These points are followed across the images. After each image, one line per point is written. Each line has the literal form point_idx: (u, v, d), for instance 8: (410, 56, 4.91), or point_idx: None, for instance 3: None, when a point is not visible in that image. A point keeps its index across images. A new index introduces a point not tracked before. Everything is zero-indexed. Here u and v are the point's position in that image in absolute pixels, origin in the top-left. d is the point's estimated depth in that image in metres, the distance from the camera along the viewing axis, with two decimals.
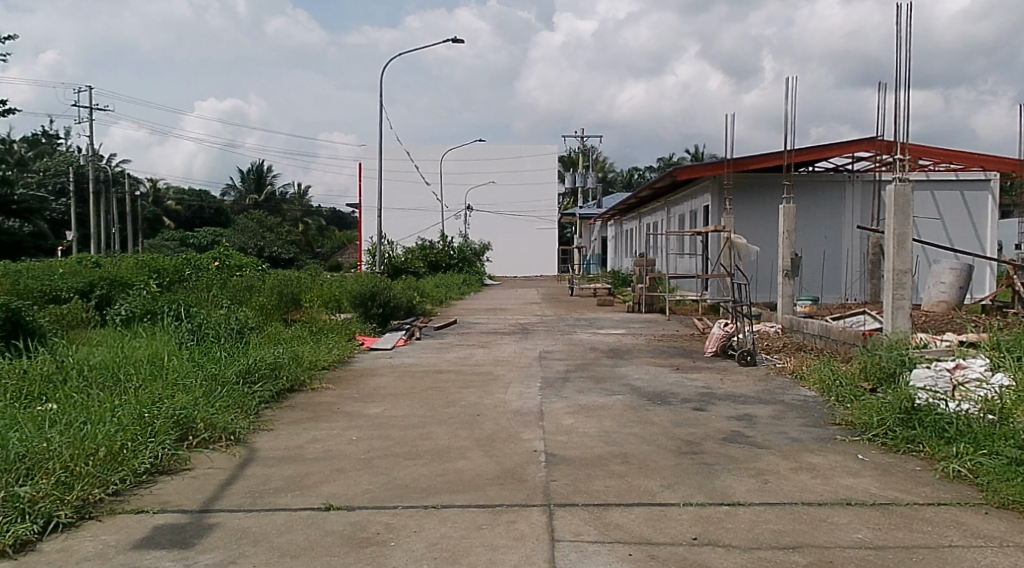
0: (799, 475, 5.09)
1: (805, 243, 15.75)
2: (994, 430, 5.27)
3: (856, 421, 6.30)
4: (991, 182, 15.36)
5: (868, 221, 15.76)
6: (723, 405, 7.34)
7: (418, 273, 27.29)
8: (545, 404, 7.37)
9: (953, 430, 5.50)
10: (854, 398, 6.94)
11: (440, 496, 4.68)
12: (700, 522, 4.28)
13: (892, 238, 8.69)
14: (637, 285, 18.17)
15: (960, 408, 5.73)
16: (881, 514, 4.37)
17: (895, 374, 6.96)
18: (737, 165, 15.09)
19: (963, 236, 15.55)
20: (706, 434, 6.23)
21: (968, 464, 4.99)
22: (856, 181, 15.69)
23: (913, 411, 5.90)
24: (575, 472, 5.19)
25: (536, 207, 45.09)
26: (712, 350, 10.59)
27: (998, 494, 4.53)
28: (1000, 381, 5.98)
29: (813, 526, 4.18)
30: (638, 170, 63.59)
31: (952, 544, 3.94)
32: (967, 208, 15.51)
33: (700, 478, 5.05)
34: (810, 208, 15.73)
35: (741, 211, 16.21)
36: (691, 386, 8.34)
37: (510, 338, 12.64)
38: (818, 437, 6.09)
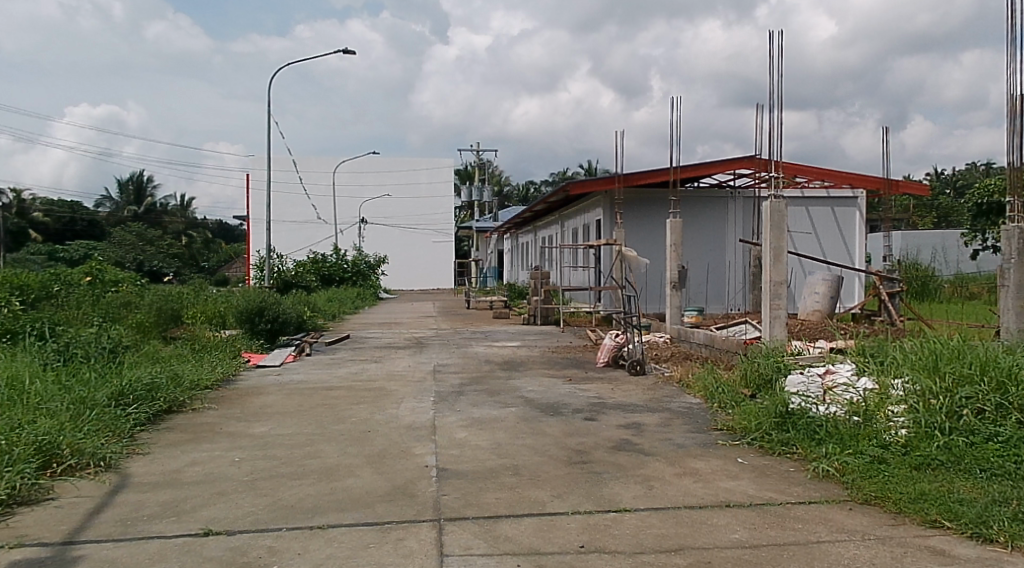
0: (682, 480, 5.25)
1: (690, 256, 16.31)
2: (859, 431, 5.65)
3: (736, 426, 6.56)
4: (858, 199, 16.36)
5: (749, 235, 16.50)
6: (613, 414, 7.50)
7: (309, 287, 26.84)
8: (438, 417, 7.35)
9: (823, 432, 5.84)
10: (735, 404, 7.24)
11: (328, 516, 4.59)
12: (588, 529, 4.36)
13: (768, 251, 9.11)
14: (532, 297, 18.33)
15: (829, 411, 6.07)
16: (757, 513, 4.57)
17: (772, 380, 7.29)
18: (627, 180, 15.49)
19: (834, 249, 16.47)
20: (596, 443, 6.34)
21: (835, 463, 5.29)
22: (737, 197, 16.40)
23: (786, 415, 6.19)
24: (466, 485, 5.18)
25: (433, 219, 44.93)
26: (605, 360, 10.84)
27: (862, 491, 4.81)
28: (866, 384, 6.34)
29: (693, 529, 4.32)
30: (534, 183, 64.26)
31: (820, 539, 4.15)
32: (837, 222, 16.44)
33: (589, 486, 5.15)
34: (695, 223, 16.32)
35: (631, 225, 16.65)
36: (583, 396, 8.48)
37: (403, 352, 12.54)
38: (701, 442, 6.30)
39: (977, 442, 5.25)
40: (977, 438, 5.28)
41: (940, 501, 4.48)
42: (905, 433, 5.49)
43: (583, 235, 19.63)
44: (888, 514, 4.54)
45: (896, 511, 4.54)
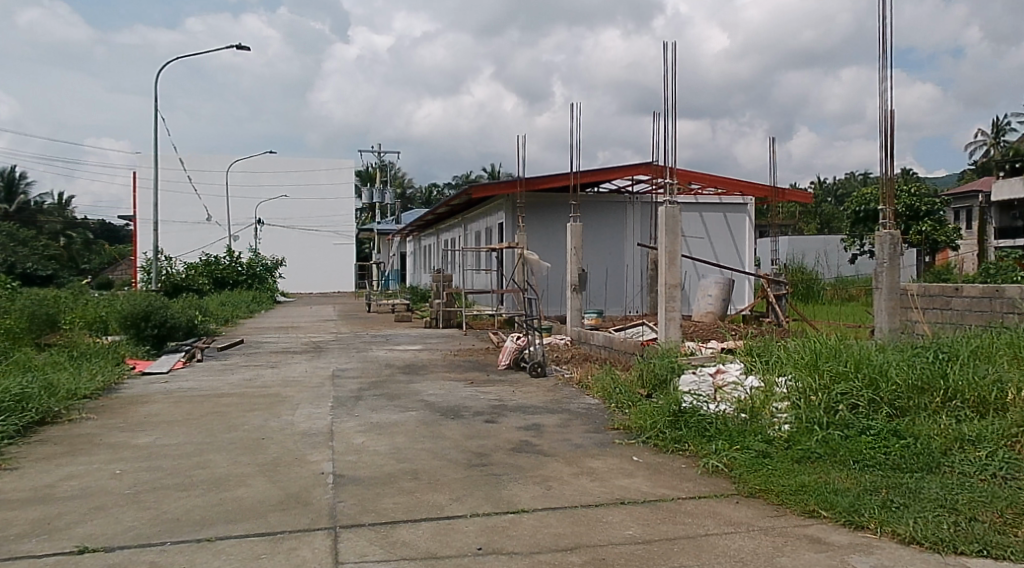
0: (580, 479, 5.32)
1: (590, 259, 16.58)
2: (746, 428, 5.88)
3: (632, 425, 6.70)
4: (747, 205, 17.02)
5: (646, 239, 16.92)
6: (514, 416, 7.53)
7: (201, 291, 25.87)
8: (335, 423, 7.21)
9: (713, 429, 6.03)
10: (631, 404, 7.39)
11: (216, 527, 4.42)
12: (485, 531, 4.35)
13: (664, 255, 9.35)
14: (434, 300, 18.24)
15: (718, 408, 6.29)
16: (649, 509, 4.67)
17: (667, 380, 7.47)
18: (528, 184, 15.61)
19: (725, 253, 17.08)
20: (495, 445, 6.35)
21: (724, 458, 5.47)
22: (635, 202, 16.80)
23: (679, 413, 6.38)
24: (363, 491, 5.10)
25: (332, 221, 44.28)
26: (506, 362, 10.88)
27: (748, 484, 5.00)
28: (753, 382, 6.59)
29: (589, 527, 4.38)
30: (436, 185, 64.01)
31: (708, 532, 4.28)
32: (728, 228, 17.06)
33: (488, 488, 5.14)
34: (595, 227, 16.60)
35: (533, 228, 16.80)
36: (483, 399, 8.48)
37: (300, 357, 12.24)
38: (599, 442, 6.41)
39: (852, 435, 5.54)
40: (851, 431, 5.57)
41: (816, 492, 4.71)
42: (787, 428, 5.75)
43: (485, 238, 19.68)
44: (771, 506, 4.74)
45: (779, 502, 4.73)
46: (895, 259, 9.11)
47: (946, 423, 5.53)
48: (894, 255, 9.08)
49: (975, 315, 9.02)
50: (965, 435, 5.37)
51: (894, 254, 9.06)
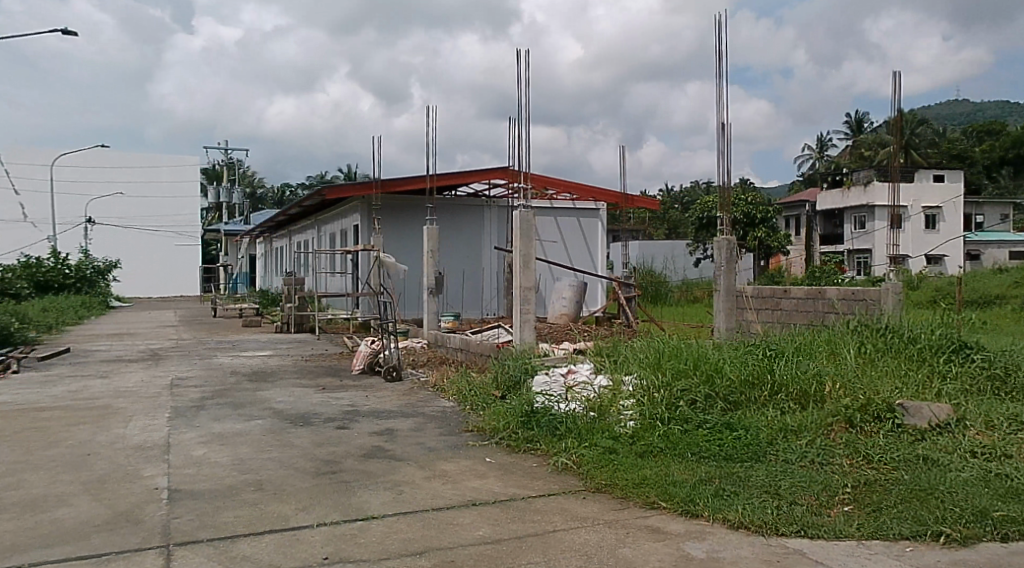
0: (432, 483, 5.25)
1: (447, 262, 16.52)
2: (594, 425, 6.01)
3: (485, 426, 6.69)
4: (600, 211, 17.51)
5: (502, 242, 17.06)
6: (367, 422, 7.35)
7: (21, 295, 23.77)
8: (173, 435, 6.77)
9: (563, 427, 6.12)
10: (485, 405, 7.38)
11: (29, 554, 4.03)
12: (332, 540, 4.20)
13: (518, 258, 9.43)
14: (285, 305, 17.61)
15: (568, 408, 6.40)
16: (500, 509, 4.67)
17: (520, 382, 7.53)
18: (384, 186, 15.36)
19: (579, 256, 17.48)
20: (346, 452, 6.16)
21: (572, 456, 5.56)
22: (491, 206, 16.91)
23: (531, 413, 6.43)
24: (201, 506, 4.80)
25: (174, 221, 41.99)
26: (360, 367, 10.63)
27: (595, 480, 5.10)
28: (602, 382, 6.76)
29: (439, 530, 4.32)
30: (288, 186, 62.10)
31: (556, 528, 4.32)
32: (581, 232, 17.48)
33: (337, 496, 4.98)
34: (451, 230, 16.57)
35: (388, 230, 16.57)
36: (335, 405, 8.23)
37: (136, 366, 11.45)
38: (452, 444, 6.37)
39: (690, 429, 5.78)
40: (690, 425, 5.82)
41: (657, 484, 4.87)
42: (632, 424, 5.92)
43: (339, 240, 19.21)
44: (616, 500, 4.85)
45: (622, 496, 4.85)
46: (732, 263, 9.62)
47: (773, 415, 5.91)
48: (731, 259, 9.59)
49: (801, 314, 9.68)
50: (789, 426, 5.76)
51: (731, 258, 9.56)
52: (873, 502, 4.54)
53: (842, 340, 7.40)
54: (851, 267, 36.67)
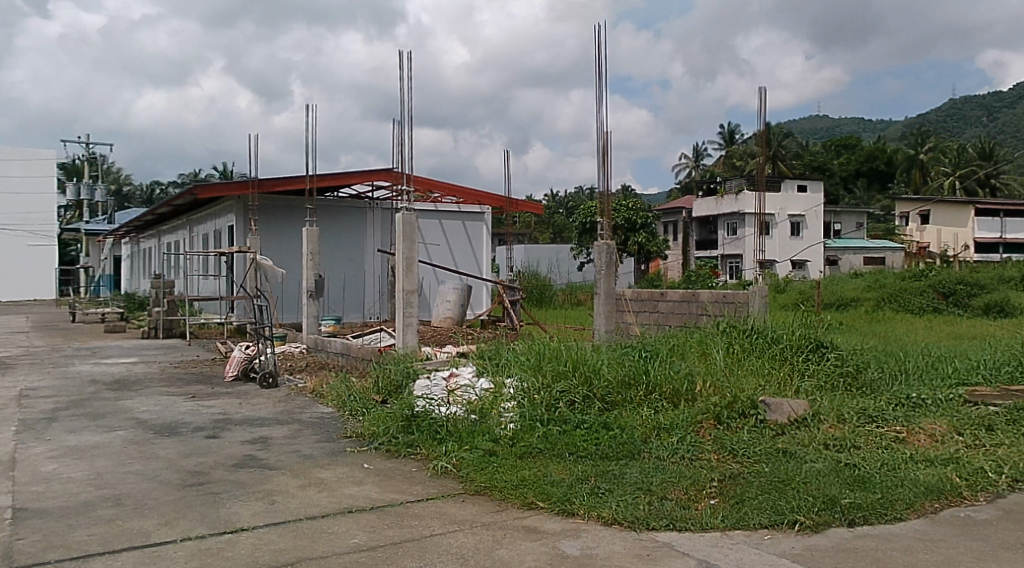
0: (306, 491, 5.11)
1: (327, 265, 16.16)
2: (475, 427, 6.02)
3: (364, 432, 6.58)
4: (485, 214, 17.56)
5: (385, 245, 16.85)
6: (239, 430, 7.08)
7: None
8: (21, 450, 6.31)
9: (443, 431, 6.09)
10: (365, 411, 7.25)
11: None
12: (197, 555, 4.02)
13: (401, 260, 9.32)
14: (153, 309, 16.76)
15: (449, 411, 6.39)
16: (377, 515, 4.59)
17: (402, 385, 7.45)
18: (261, 186, 14.89)
19: (464, 260, 17.46)
20: (215, 462, 5.92)
21: (452, 459, 5.55)
22: (375, 208, 16.68)
23: (411, 418, 6.38)
24: (52, 525, 4.49)
25: (29, 219, 39.38)
26: (234, 373, 10.25)
27: (474, 483, 5.11)
28: (483, 385, 6.78)
29: (312, 540, 4.21)
30: (157, 183, 59.23)
31: (433, 533, 4.30)
32: (466, 236, 17.46)
33: (204, 509, 4.77)
34: (332, 232, 16.23)
35: (266, 232, 16.06)
36: (205, 413, 7.89)
37: None
38: (329, 451, 6.23)
39: (569, 429, 5.88)
40: (568, 426, 5.92)
41: (535, 485, 4.92)
42: (513, 426, 5.96)
43: (213, 241, 18.48)
44: (494, 502, 4.87)
45: (501, 497, 4.88)
46: (611, 266, 9.87)
47: (647, 414, 6.09)
48: (611, 262, 9.85)
49: (676, 316, 10.04)
50: (662, 424, 5.95)
51: (611, 262, 9.81)
52: (736, 494, 4.76)
53: (712, 340, 7.73)
54: (724, 270, 38.56)
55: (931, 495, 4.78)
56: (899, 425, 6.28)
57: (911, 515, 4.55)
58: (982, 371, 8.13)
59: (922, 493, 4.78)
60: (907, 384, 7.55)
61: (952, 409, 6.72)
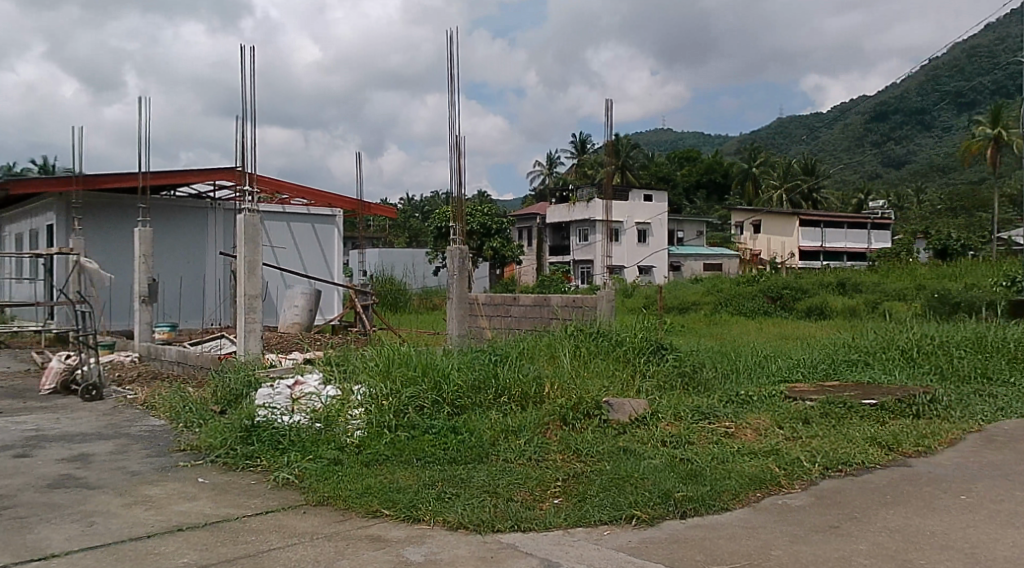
0: (130, 510, 4.79)
1: (163, 268, 15.29)
2: (320, 436, 5.87)
3: (200, 444, 6.26)
4: (336, 217, 17.17)
5: (228, 248, 16.14)
6: (55, 448, 6.55)
7: None
8: None
9: (286, 441, 5.89)
10: (201, 422, 6.89)
11: None
12: None
13: (244, 264, 8.93)
14: None
15: (293, 420, 6.18)
16: (209, 533, 4.37)
17: (243, 395, 7.15)
18: (87, 182, 13.89)
19: (314, 264, 16.96)
20: (25, 484, 5.43)
21: (295, 470, 5.37)
22: (217, 209, 15.95)
23: (252, 428, 6.12)
24: None
25: None
26: (52, 386, 9.49)
27: (316, 493, 4.97)
28: (330, 391, 6.61)
29: (136, 562, 3.94)
30: None
31: (271, 547, 4.14)
32: (317, 239, 16.98)
33: (10, 535, 4.37)
34: (169, 234, 15.37)
35: (93, 232, 14.99)
36: (15, 431, 7.25)
37: None
38: (159, 466, 5.87)
39: (416, 434, 5.84)
40: (417, 431, 5.87)
41: (380, 492, 4.85)
42: (359, 434, 5.86)
43: (30, 242, 17.00)
44: (337, 511, 4.76)
45: (345, 507, 4.77)
46: (464, 271, 9.95)
47: (494, 418, 6.15)
48: (463, 267, 9.89)
49: (528, 320, 10.20)
50: (510, 426, 6.02)
51: (463, 266, 9.88)
52: (578, 493, 4.89)
53: (560, 343, 7.91)
54: (575, 275, 39.63)
55: (754, 485, 5.10)
56: (728, 420, 6.66)
57: (735, 505, 4.84)
58: (802, 369, 8.78)
59: (746, 484, 5.09)
60: (737, 382, 8.03)
61: (774, 404, 7.20)
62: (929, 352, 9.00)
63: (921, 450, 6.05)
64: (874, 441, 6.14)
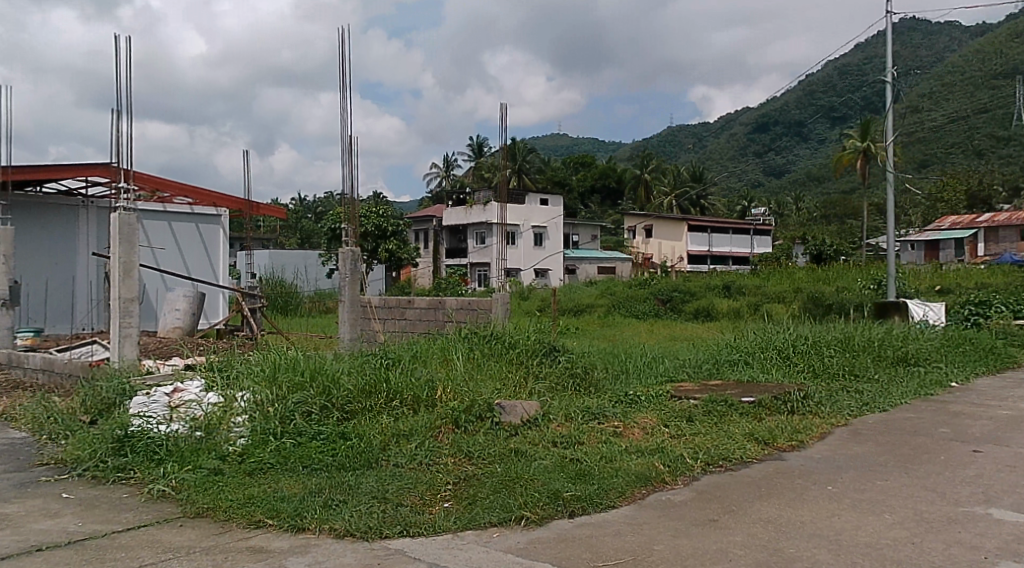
0: None
1: (30, 270, 14.38)
2: (199, 445, 5.64)
3: (66, 457, 5.89)
4: (221, 217, 16.64)
5: (103, 248, 15.34)
6: None
7: None
8: None
9: (162, 451, 5.62)
10: (68, 433, 6.49)
11: None
12: None
13: (118, 265, 8.46)
14: None
15: (170, 429, 5.92)
16: (74, 551, 4.13)
17: (115, 404, 6.78)
18: None
19: (198, 265, 16.32)
20: None
21: (171, 482, 5.14)
22: (90, 206, 15.14)
23: (124, 439, 5.82)
24: None
25: None
26: None
27: (194, 505, 4.77)
28: (211, 398, 6.37)
29: None
30: None
31: (142, 564, 3.94)
32: (201, 240, 16.37)
33: None
34: (37, 233, 14.46)
35: None
36: None
37: None
38: (19, 482, 5.50)
39: (303, 441, 5.70)
40: (303, 438, 5.73)
41: (263, 502, 4.70)
42: (242, 442, 5.66)
43: None
44: (217, 523, 4.58)
45: (225, 518, 4.60)
46: (355, 274, 9.81)
47: (385, 422, 6.06)
48: (355, 270, 9.75)
49: (422, 324, 10.13)
50: (401, 431, 5.95)
51: (355, 269, 9.75)
52: (469, 496, 4.87)
53: (453, 346, 7.90)
54: (472, 278, 39.77)
55: (639, 482, 5.22)
56: (616, 420, 6.80)
57: (621, 502, 4.94)
58: (687, 368, 9.08)
59: (632, 481, 5.20)
60: (627, 383, 8.23)
61: (660, 404, 7.41)
62: (803, 352, 9.46)
63: (794, 444, 6.36)
64: (752, 437, 6.40)
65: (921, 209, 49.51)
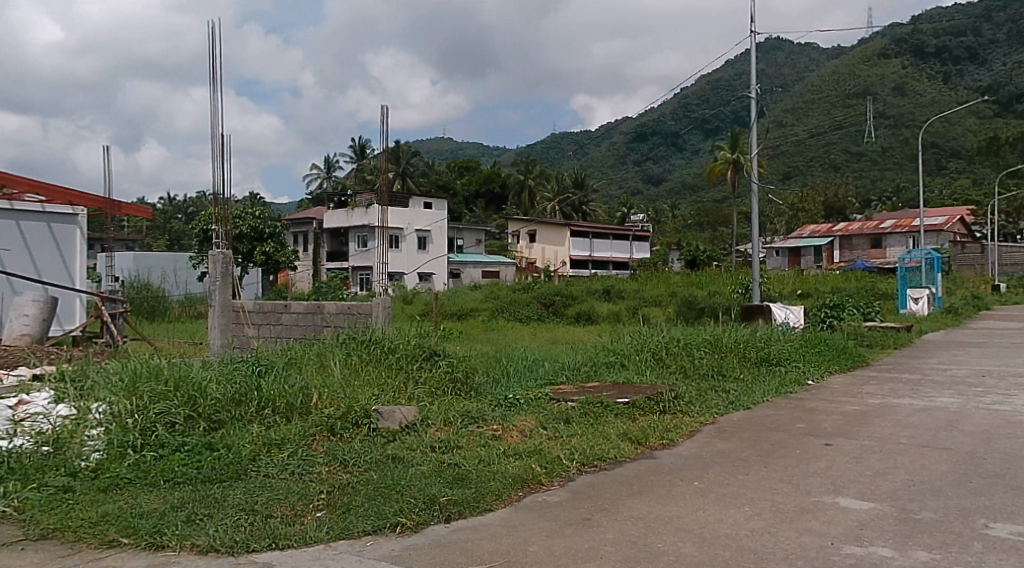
0: None
1: None
2: (46, 461, 5.26)
3: None
4: (78, 216, 15.52)
5: None
6: None
7: None
8: None
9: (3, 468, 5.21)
10: None
11: None
12: None
13: None
14: None
15: (13, 444, 5.50)
16: None
17: None
18: None
19: (51, 268, 15.09)
20: None
21: (13, 501, 4.77)
22: None
23: None
24: None
25: None
26: None
27: (39, 525, 4.45)
28: (62, 411, 5.96)
29: None
30: None
31: None
32: (54, 240, 15.20)
33: None
34: None
35: None
36: None
37: None
38: None
39: (165, 454, 5.42)
40: (165, 450, 5.45)
41: (118, 519, 4.43)
42: (96, 457, 5.33)
43: None
44: (65, 544, 4.29)
45: (74, 538, 4.31)
46: (225, 277, 9.46)
47: (255, 431, 5.85)
48: (225, 274, 9.39)
49: (299, 329, 9.84)
50: (272, 440, 5.75)
51: (225, 272, 9.39)
52: (343, 504, 4.76)
53: (330, 352, 7.71)
54: (354, 282, 39.05)
55: (515, 485, 5.25)
56: (495, 424, 6.82)
57: (497, 505, 4.95)
58: (566, 371, 9.23)
59: (509, 484, 5.22)
60: (507, 386, 8.27)
61: (539, 406, 7.49)
62: (674, 353, 9.77)
63: (664, 443, 6.56)
64: (626, 437, 6.56)
65: (784, 217, 52.40)
